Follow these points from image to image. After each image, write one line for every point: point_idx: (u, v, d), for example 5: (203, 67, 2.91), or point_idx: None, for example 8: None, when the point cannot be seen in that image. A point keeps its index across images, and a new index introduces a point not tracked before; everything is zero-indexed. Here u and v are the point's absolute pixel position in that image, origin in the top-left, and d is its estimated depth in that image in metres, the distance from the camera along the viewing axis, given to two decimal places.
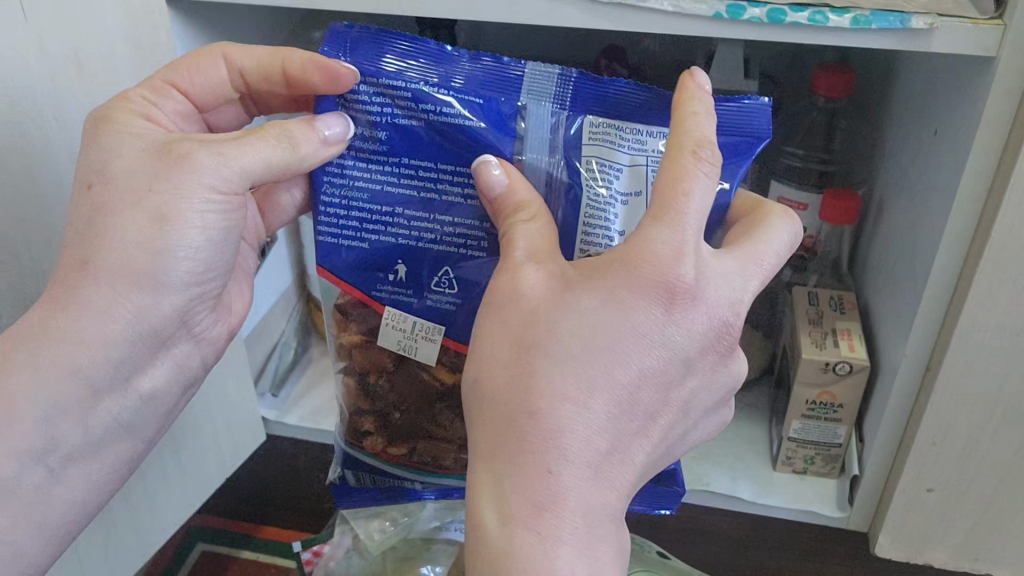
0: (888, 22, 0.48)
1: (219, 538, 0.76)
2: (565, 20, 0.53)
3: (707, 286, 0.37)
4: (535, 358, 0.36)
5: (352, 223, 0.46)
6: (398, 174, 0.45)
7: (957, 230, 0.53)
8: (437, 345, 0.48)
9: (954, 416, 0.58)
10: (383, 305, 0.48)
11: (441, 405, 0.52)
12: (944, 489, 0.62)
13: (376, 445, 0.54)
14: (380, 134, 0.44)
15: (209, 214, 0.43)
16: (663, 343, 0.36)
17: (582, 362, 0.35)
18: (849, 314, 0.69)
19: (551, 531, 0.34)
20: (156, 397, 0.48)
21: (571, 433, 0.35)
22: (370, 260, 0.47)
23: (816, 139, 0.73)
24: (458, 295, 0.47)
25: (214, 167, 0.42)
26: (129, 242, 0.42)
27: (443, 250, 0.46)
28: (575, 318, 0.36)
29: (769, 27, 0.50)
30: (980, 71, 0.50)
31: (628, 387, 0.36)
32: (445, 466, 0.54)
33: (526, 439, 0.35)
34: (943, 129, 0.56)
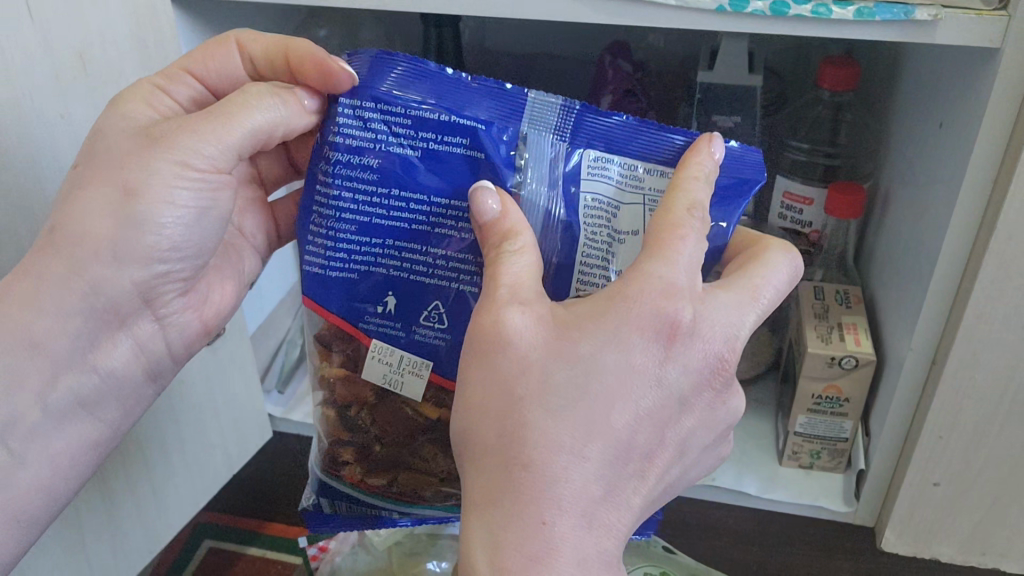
0: (892, 14, 0.48)
1: (228, 535, 0.75)
2: (568, 16, 0.53)
3: (703, 328, 0.36)
4: (527, 410, 0.34)
5: (339, 254, 0.44)
6: (388, 206, 0.43)
7: (963, 222, 0.53)
8: (424, 380, 0.46)
9: (959, 410, 0.58)
10: (370, 338, 0.46)
11: (424, 440, 0.50)
12: (950, 484, 0.62)
13: (356, 475, 0.51)
14: (372, 162, 0.42)
15: (185, 190, 0.43)
16: (663, 383, 0.35)
17: (578, 412, 0.34)
18: (854, 309, 0.68)
19: (547, 556, 0.33)
20: (118, 377, 0.47)
21: (567, 482, 0.33)
22: (359, 293, 0.45)
23: (821, 133, 0.73)
24: (448, 332, 0.45)
25: (194, 145, 0.42)
26: (94, 215, 0.42)
27: (433, 284, 0.45)
28: (570, 368, 0.34)
29: (772, 21, 0.50)
30: (984, 64, 0.50)
31: (624, 430, 0.34)
32: (424, 498, 0.52)
33: (517, 489, 0.33)
34: (948, 122, 0.56)
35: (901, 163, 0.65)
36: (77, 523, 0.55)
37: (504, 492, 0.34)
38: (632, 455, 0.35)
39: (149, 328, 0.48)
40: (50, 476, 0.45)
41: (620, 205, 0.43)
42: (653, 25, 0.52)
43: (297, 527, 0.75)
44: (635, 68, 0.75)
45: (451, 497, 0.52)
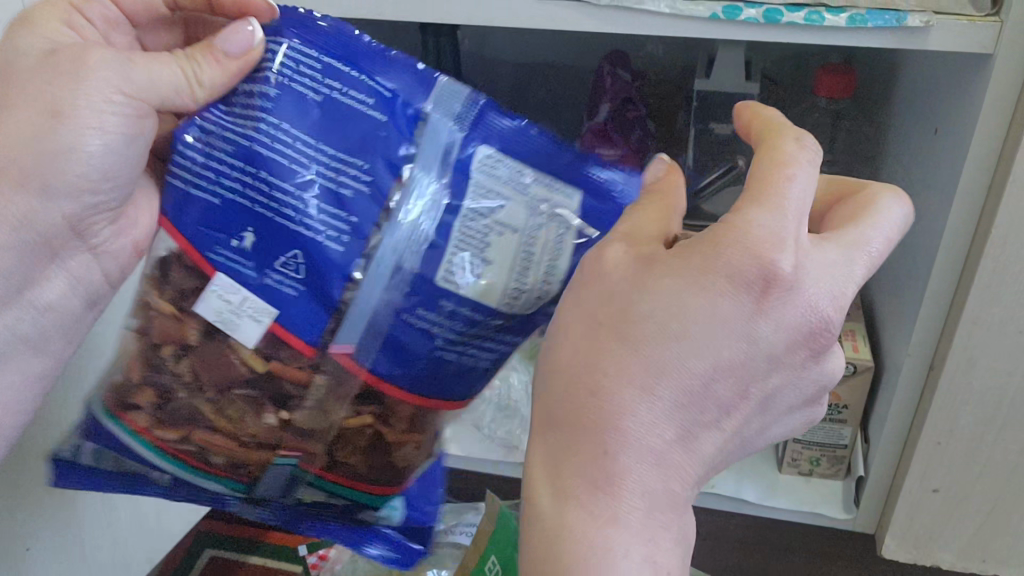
0: (883, 20, 0.48)
1: (227, 544, 0.74)
2: (564, 24, 0.53)
3: (806, 277, 0.31)
4: (611, 341, 0.31)
5: (208, 174, 0.37)
6: (265, 136, 0.36)
7: (959, 226, 0.53)
8: (263, 329, 0.37)
9: (958, 414, 0.58)
10: (214, 270, 0.37)
11: (235, 393, 0.40)
12: (950, 490, 0.61)
13: (145, 419, 0.41)
14: (269, 90, 0.36)
15: (110, 113, 0.38)
16: (753, 339, 0.31)
17: (654, 350, 0.30)
18: (853, 317, 0.69)
19: (609, 507, 0.30)
20: (55, 312, 0.43)
21: (635, 415, 0.30)
22: (214, 219, 0.37)
23: (820, 139, 0.73)
24: (306, 283, 0.37)
25: (110, 67, 0.38)
26: (19, 134, 0.38)
27: (298, 230, 0.36)
28: (652, 301, 0.31)
29: (765, 26, 0.50)
30: (979, 68, 0.50)
31: (700, 377, 0.31)
32: (213, 463, 0.42)
33: (581, 430, 0.31)
34: (944, 127, 0.56)
35: (899, 169, 0.65)
36: (75, 525, 0.55)
37: (568, 418, 0.31)
38: (710, 395, 0.31)
39: (77, 259, 0.43)
40: None
41: (506, 203, 0.37)
42: (648, 33, 0.53)
43: (297, 535, 0.75)
44: (632, 75, 0.77)
45: (242, 471, 0.42)
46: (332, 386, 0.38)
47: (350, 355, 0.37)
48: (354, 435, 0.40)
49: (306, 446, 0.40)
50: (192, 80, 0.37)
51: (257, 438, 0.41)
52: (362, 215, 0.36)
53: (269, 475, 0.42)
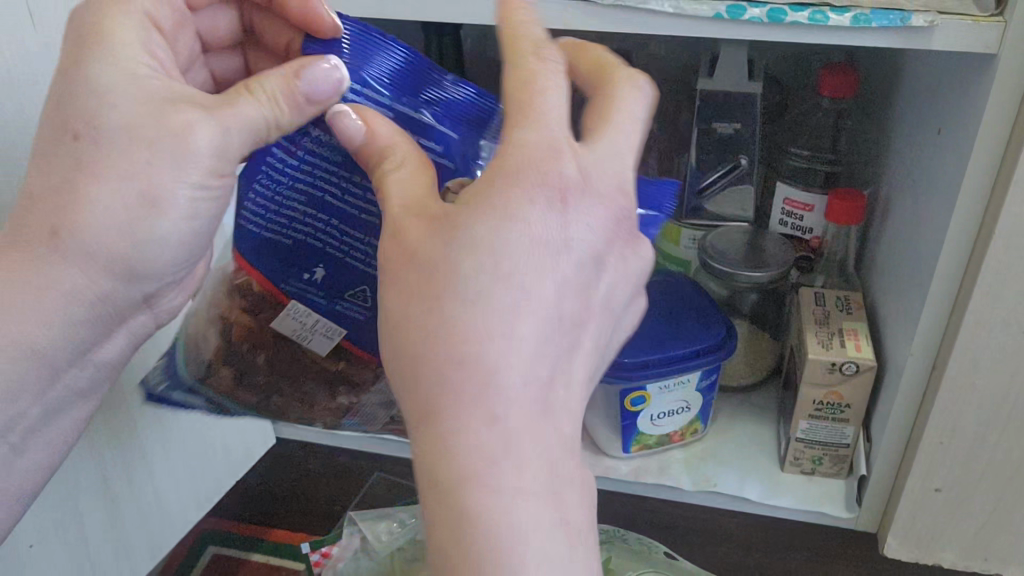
0: (888, 20, 0.48)
1: (230, 542, 0.74)
2: (571, 23, 0.53)
3: (594, 183, 0.36)
4: (445, 302, 0.33)
5: (281, 215, 0.47)
6: (344, 184, 0.45)
7: (963, 227, 0.53)
8: (333, 343, 0.50)
9: (960, 414, 0.58)
10: (288, 298, 0.49)
11: (315, 374, 0.52)
12: (952, 489, 0.62)
13: (224, 385, 0.52)
14: (321, 134, 0.44)
15: (199, 201, 0.43)
16: (568, 247, 0.35)
17: (492, 300, 0.33)
18: (856, 314, 0.68)
19: (492, 467, 0.32)
20: (110, 364, 0.48)
21: (496, 364, 0.33)
22: (276, 261, 0.48)
23: (822, 140, 0.73)
24: (368, 310, 0.49)
25: (207, 143, 0.41)
26: (112, 223, 0.41)
27: (368, 269, 0.47)
28: (469, 245, 0.34)
29: (769, 26, 0.51)
30: (982, 69, 0.50)
31: (547, 305, 0.34)
32: (288, 414, 0.55)
33: (451, 392, 0.33)
34: (947, 127, 0.56)
35: (901, 168, 0.65)
36: (79, 522, 0.55)
37: (443, 398, 0.33)
38: (560, 320, 0.34)
39: (141, 320, 0.49)
40: (48, 459, 0.47)
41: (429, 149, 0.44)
42: (654, 33, 0.53)
43: (300, 532, 0.75)
44: None
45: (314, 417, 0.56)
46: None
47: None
48: (413, 406, 0.54)
49: (373, 412, 0.55)
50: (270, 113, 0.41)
51: (327, 404, 0.54)
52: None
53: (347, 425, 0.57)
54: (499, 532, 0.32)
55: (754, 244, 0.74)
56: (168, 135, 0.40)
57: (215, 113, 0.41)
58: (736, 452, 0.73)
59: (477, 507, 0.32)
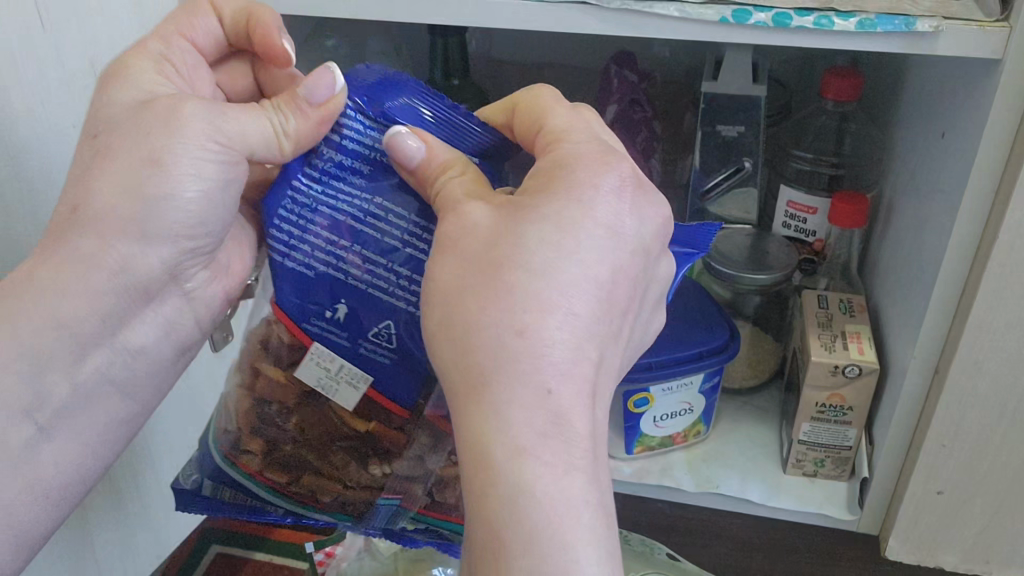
0: (893, 25, 0.49)
1: (234, 541, 0.75)
2: (576, 27, 0.54)
3: (642, 195, 0.39)
4: (507, 272, 0.36)
5: (303, 245, 0.45)
6: (364, 212, 0.44)
7: (967, 232, 0.54)
8: (359, 394, 0.47)
9: (963, 417, 0.58)
10: (310, 339, 0.46)
11: (340, 445, 0.49)
12: (953, 492, 0.62)
13: (254, 463, 0.50)
14: (365, 167, 0.44)
15: (205, 163, 0.43)
16: (624, 239, 0.38)
17: (557, 271, 0.36)
18: (858, 317, 0.68)
19: (545, 424, 0.34)
20: (148, 356, 0.47)
21: (556, 331, 0.35)
22: (306, 289, 0.45)
23: (826, 142, 0.73)
24: (395, 353, 0.46)
25: (200, 114, 0.42)
26: (117, 186, 0.42)
27: (392, 305, 0.45)
28: (539, 224, 0.37)
29: (775, 31, 0.51)
30: (988, 71, 0.51)
31: (601, 282, 0.37)
32: (320, 502, 0.50)
33: (511, 355, 0.34)
34: (951, 130, 0.57)
35: (904, 171, 0.66)
36: (85, 521, 0.55)
37: (502, 363, 0.34)
38: (608, 299, 0.37)
39: (172, 305, 0.48)
40: (81, 453, 0.45)
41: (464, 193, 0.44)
42: (660, 37, 0.53)
43: (303, 532, 0.75)
44: (639, 76, 0.78)
45: (349, 507, 0.50)
46: (430, 443, 0.49)
47: (442, 416, 0.47)
48: (451, 479, 0.50)
49: (409, 488, 0.49)
50: (280, 129, 0.43)
51: (359, 483, 0.50)
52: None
53: (376, 515, 0.50)
54: (547, 505, 0.33)
55: (759, 247, 0.74)
56: (160, 114, 0.42)
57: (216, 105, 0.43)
58: (739, 454, 0.73)
59: (528, 485, 0.33)
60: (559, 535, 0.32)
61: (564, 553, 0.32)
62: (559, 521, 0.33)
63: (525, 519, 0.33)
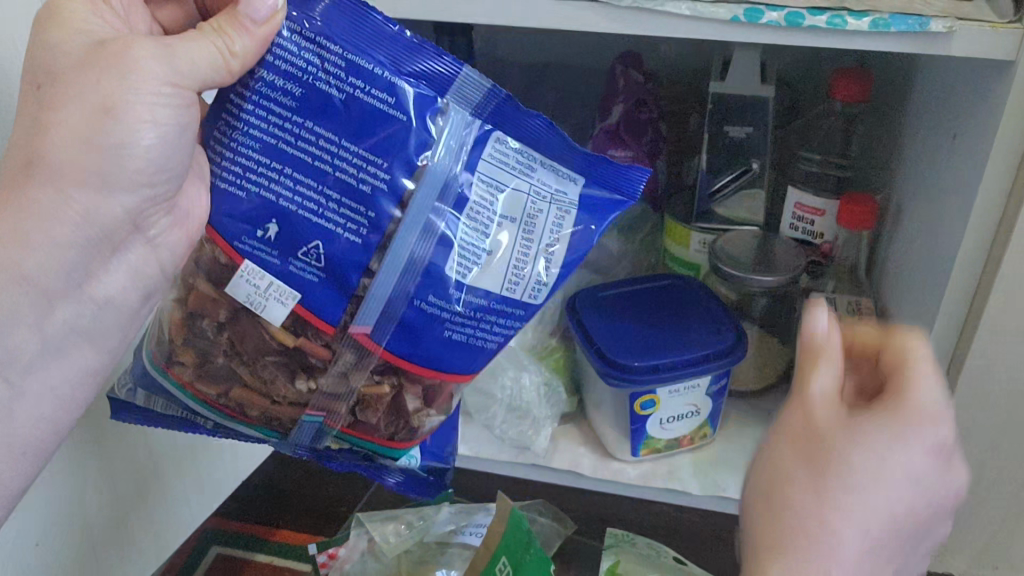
0: (907, 25, 0.49)
1: (234, 543, 0.73)
2: (586, 26, 0.53)
3: (934, 425, 0.41)
4: (830, 479, 0.40)
5: (236, 167, 0.46)
6: (295, 134, 0.45)
7: (979, 236, 0.53)
8: (288, 311, 0.47)
9: (972, 422, 0.58)
10: (242, 258, 0.47)
11: (268, 360, 0.49)
12: (963, 497, 0.61)
13: (185, 374, 0.51)
14: (295, 88, 0.44)
15: (159, 109, 0.43)
16: (925, 471, 0.41)
17: (863, 487, 0.40)
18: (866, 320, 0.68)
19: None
20: (114, 303, 0.49)
21: (846, 546, 0.39)
22: (242, 210, 0.46)
23: (833, 144, 0.72)
24: (324, 272, 0.46)
25: (151, 60, 0.42)
26: (71, 135, 0.42)
27: (320, 224, 0.46)
28: (864, 451, 0.40)
29: (787, 30, 0.51)
30: (999, 75, 0.50)
31: (896, 502, 0.40)
32: (248, 415, 0.51)
33: (810, 550, 0.39)
34: (961, 133, 0.56)
35: (913, 173, 0.65)
36: (88, 519, 0.55)
37: (795, 539, 0.39)
38: (895, 517, 0.40)
39: (137, 253, 0.48)
40: (56, 406, 0.47)
41: (501, 195, 0.48)
42: (671, 36, 0.53)
43: (304, 533, 0.75)
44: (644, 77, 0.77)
45: (276, 422, 0.52)
46: (354, 361, 0.48)
47: (366, 334, 0.48)
48: (374, 402, 0.50)
49: (332, 407, 0.50)
50: (224, 48, 0.43)
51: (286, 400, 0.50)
52: (379, 210, 0.45)
53: (300, 431, 0.51)
54: None
55: (766, 248, 0.73)
56: (106, 61, 0.42)
57: (161, 40, 0.43)
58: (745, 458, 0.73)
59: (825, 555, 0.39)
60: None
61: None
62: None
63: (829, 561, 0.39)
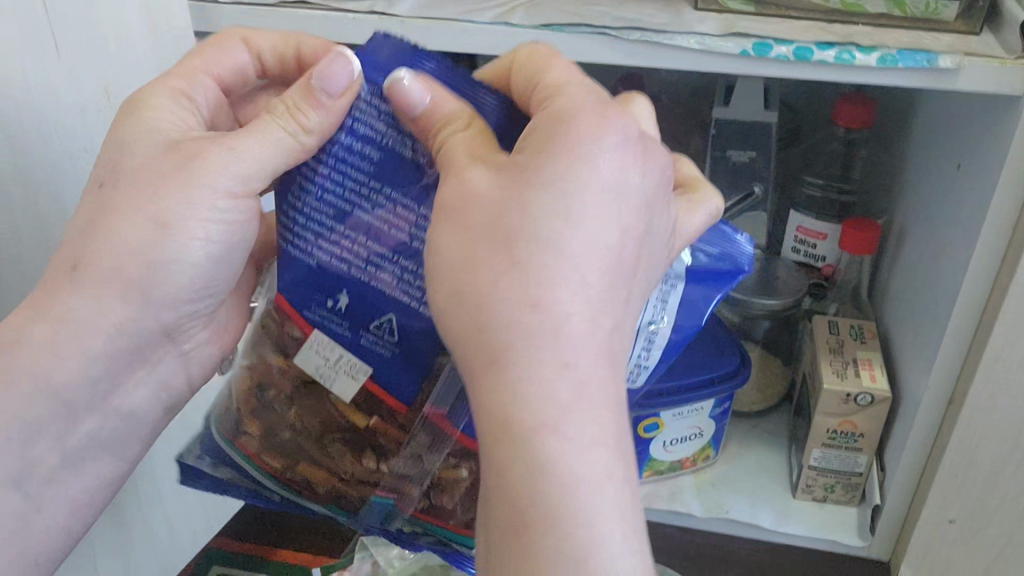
0: (915, 61, 0.50)
1: (235, 562, 0.71)
2: (597, 58, 0.54)
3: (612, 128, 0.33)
4: (510, 215, 0.32)
5: (308, 233, 0.40)
6: (371, 201, 0.39)
7: (985, 261, 0.54)
8: (356, 386, 0.41)
9: (976, 447, 0.58)
10: (310, 327, 0.42)
11: (336, 437, 0.43)
12: (965, 521, 0.62)
13: (250, 446, 0.44)
14: (374, 151, 0.39)
15: (214, 228, 0.41)
16: (613, 195, 0.32)
17: (553, 246, 0.31)
18: (870, 344, 0.69)
19: (540, 372, 0.30)
20: (134, 417, 0.46)
21: (574, 336, 0.31)
22: (314, 278, 0.41)
23: (834, 167, 0.73)
24: (397, 347, 0.40)
25: (227, 163, 0.39)
26: (127, 243, 0.40)
27: (393, 299, 0.39)
28: (553, 180, 0.32)
29: (796, 65, 0.52)
30: (1005, 110, 0.51)
31: (587, 265, 0.31)
32: (317, 493, 0.44)
33: (518, 347, 0.31)
34: (965, 164, 0.57)
35: (915, 197, 0.66)
36: None
37: None
38: (596, 308, 0.31)
39: (168, 366, 0.46)
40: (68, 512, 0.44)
41: None
42: (681, 68, 0.54)
43: (309, 553, 0.72)
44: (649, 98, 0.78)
45: (343, 500, 0.44)
46: (429, 443, 0.41)
47: (443, 416, 0.41)
48: (451, 487, 0.42)
49: (404, 490, 0.42)
50: (297, 128, 0.38)
51: (357, 479, 0.43)
52: None
53: (368, 513, 0.43)
54: (571, 492, 0.29)
55: (767, 271, 0.75)
56: (177, 171, 0.39)
57: (229, 140, 0.39)
58: (747, 479, 0.73)
59: (560, 530, 0.29)
60: (625, 488, 0.31)
61: (592, 533, 0.29)
62: (603, 550, 0.29)
63: (555, 521, 0.29)
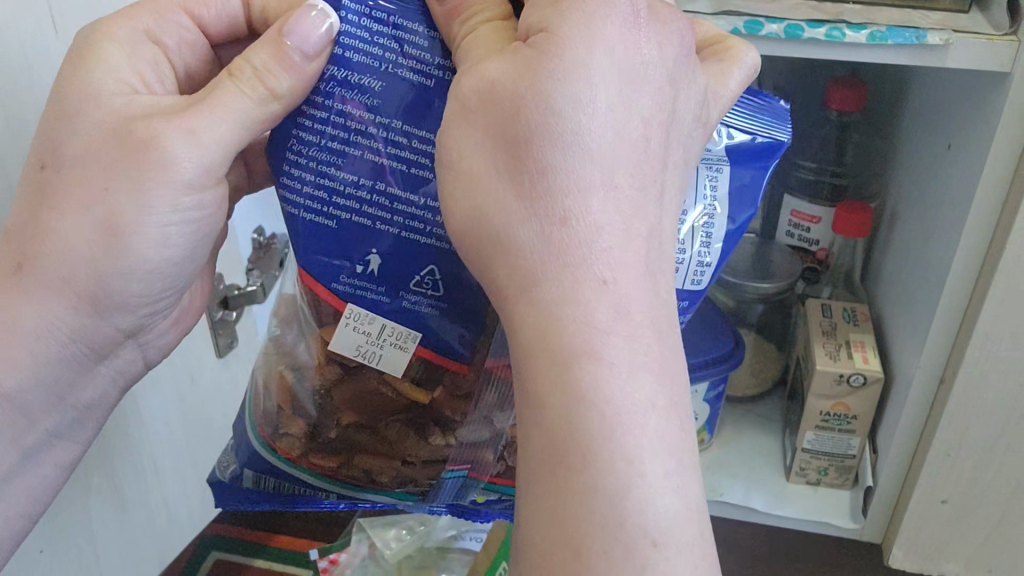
0: (904, 38, 0.50)
1: (234, 548, 0.69)
2: None
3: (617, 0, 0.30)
4: (518, 120, 0.29)
5: (320, 192, 0.37)
6: (388, 141, 0.36)
7: (973, 237, 0.54)
8: (409, 356, 0.39)
9: (967, 426, 0.58)
10: (343, 302, 0.38)
11: (395, 418, 0.41)
12: (958, 501, 0.62)
13: (294, 448, 0.42)
14: (374, 81, 0.36)
15: (173, 225, 0.37)
16: (631, 88, 0.30)
17: (569, 151, 0.29)
18: (862, 326, 0.69)
19: (574, 290, 0.29)
20: (97, 405, 0.43)
21: (609, 251, 0.29)
22: (337, 243, 0.38)
23: (827, 152, 0.73)
24: (443, 300, 0.39)
25: (183, 149, 0.35)
26: (76, 243, 0.36)
27: (431, 246, 0.38)
28: (565, 76, 0.29)
29: (786, 43, 0.52)
30: (994, 88, 0.51)
31: (605, 171, 0.29)
32: (377, 481, 0.42)
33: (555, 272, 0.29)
34: (955, 144, 0.57)
35: (908, 180, 0.66)
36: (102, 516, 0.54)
37: None
38: (625, 206, 0.30)
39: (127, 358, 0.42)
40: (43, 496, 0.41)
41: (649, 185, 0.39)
42: None
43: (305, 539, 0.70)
44: None
45: (410, 485, 0.43)
46: (497, 403, 0.40)
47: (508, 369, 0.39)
48: None
49: (478, 457, 0.41)
50: (270, 95, 0.35)
51: (422, 460, 0.42)
52: None
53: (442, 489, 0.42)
54: (607, 425, 0.28)
55: (761, 255, 0.76)
56: (127, 157, 0.35)
57: (179, 117, 0.35)
58: (742, 463, 0.73)
59: (598, 464, 0.27)
60: (669, 412, 0.29)
61: (631, 467, 0.28)
62: (641, 480, 0.28)
63: (595, 456, 0.28)
